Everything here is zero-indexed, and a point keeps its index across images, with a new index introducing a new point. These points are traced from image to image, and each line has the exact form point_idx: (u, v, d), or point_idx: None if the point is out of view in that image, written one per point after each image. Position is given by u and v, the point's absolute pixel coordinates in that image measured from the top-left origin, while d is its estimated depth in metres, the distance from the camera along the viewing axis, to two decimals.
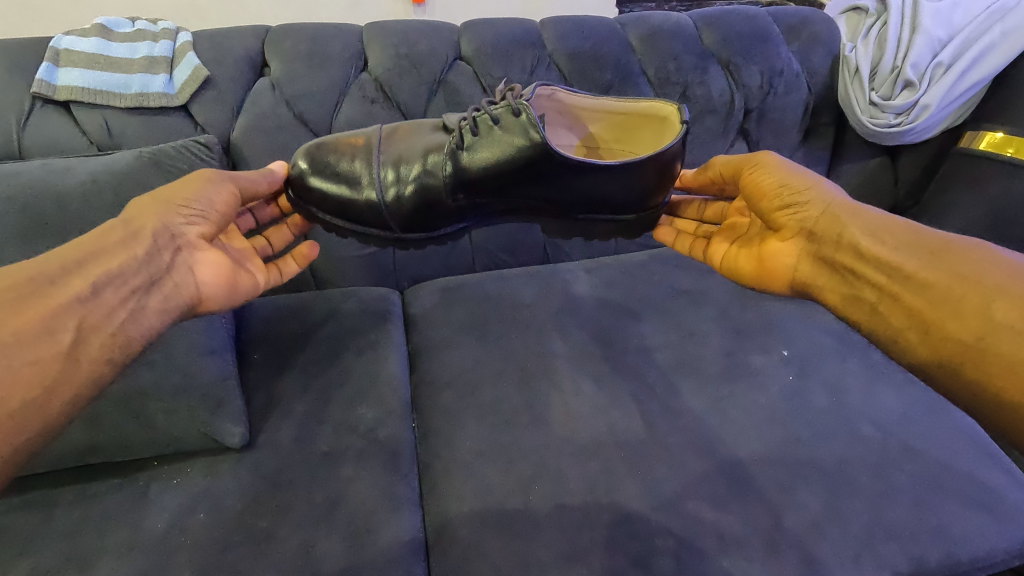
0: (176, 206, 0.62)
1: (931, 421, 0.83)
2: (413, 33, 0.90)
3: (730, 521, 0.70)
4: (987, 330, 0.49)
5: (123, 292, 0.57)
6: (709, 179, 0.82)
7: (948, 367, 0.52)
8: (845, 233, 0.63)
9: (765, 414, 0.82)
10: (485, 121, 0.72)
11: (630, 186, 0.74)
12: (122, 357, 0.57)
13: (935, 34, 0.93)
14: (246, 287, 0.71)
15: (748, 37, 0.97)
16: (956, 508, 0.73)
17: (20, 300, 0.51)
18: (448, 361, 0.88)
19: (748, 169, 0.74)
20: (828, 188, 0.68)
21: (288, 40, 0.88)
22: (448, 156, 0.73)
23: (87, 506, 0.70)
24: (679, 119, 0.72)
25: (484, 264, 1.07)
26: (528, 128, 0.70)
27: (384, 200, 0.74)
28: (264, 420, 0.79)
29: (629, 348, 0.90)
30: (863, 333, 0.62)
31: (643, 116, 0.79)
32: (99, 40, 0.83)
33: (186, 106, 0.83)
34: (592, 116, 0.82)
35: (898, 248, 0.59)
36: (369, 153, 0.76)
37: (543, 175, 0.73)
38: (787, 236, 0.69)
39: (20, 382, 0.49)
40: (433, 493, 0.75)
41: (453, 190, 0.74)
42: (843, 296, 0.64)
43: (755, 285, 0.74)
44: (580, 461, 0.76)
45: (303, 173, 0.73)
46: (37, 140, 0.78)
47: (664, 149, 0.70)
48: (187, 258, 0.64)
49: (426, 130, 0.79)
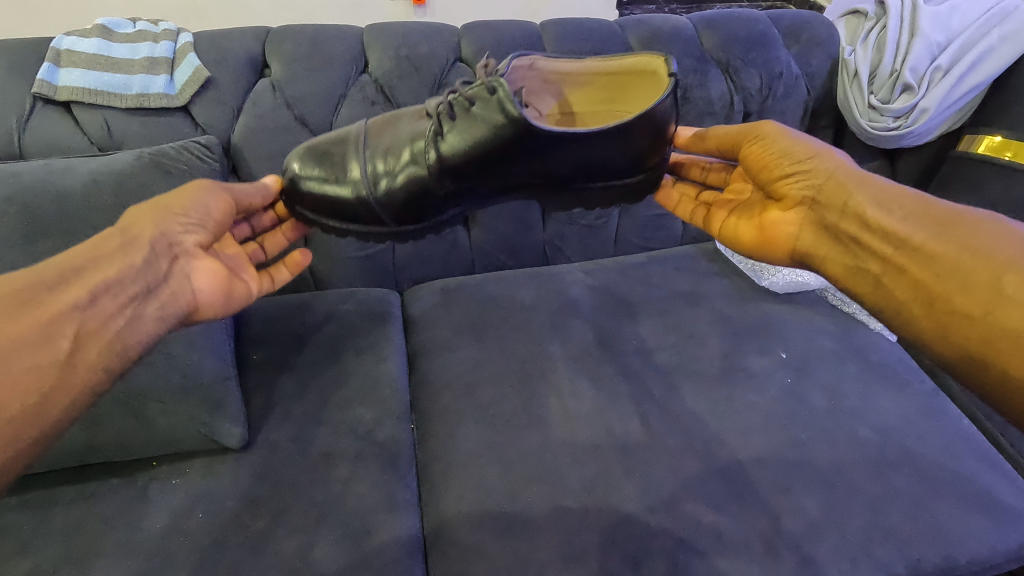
0: (172, 214, 0.62)
1: (929, 423, 0.83)
2: (414, 35, 0.91)
3: (727, 523, 0.71)
4: (995, 303, 0.49)
5: (122, 299, 0.57)
6: (704, 150, 0.80)
7: (951, 341, 0.52)
8: (850, 201, 0.63)
9: (763, 416, 0.82)
10: (462, 104, 0.69)
11: (623, 153, 0.71)
12: (119, 365, 0.57)
13: (933, 38, 0.93)
14: (242, 294, 0.71)
15: (748, 40, 0.97)
16: (953, 511, 0.73)
17: (18, 309, 0.51)
18: (447, 362, 0.88)
19: (748, 141, 0.73)
20: (833, 156, 0.67)
21: (289, 41, 0.88)
22: (431, 142, 0.71)
23: (86, 506, 0.70)
24: (667, 71, 0.70)
25: (483, 265, 1.07)
26: (504, 104, 0.66)
27: (375, 195, 0.72)
28: (263, 420, 0.79)
29: (628, 350, 0.90)
30: (864, 304, 0.62)
31: (630, 74, 0.76)
32: (100, 41, 0.83)
33: (186, 107, 0.83)
34: (573, 81, 0.78)
35: (906, 219, 0.58)
36: (355, 146, 0.74)
37: (532, 151, 0.69)
38: (789, 206, 0.69)
39: (20, 386, 0.49)
40: (432, 494, 0.75)
41: (440, 176, 0.71)
42: (846, 268, 0.63)
43: (756, 255, 0.74)
44: (578, 462, 0.76)
45: (295, 176, 0.73)
46: (37, 140, 0.79)
47: (652, 110, 0.67)
48: (184, 266, 0.64)
49: (410, 117, 0.76)
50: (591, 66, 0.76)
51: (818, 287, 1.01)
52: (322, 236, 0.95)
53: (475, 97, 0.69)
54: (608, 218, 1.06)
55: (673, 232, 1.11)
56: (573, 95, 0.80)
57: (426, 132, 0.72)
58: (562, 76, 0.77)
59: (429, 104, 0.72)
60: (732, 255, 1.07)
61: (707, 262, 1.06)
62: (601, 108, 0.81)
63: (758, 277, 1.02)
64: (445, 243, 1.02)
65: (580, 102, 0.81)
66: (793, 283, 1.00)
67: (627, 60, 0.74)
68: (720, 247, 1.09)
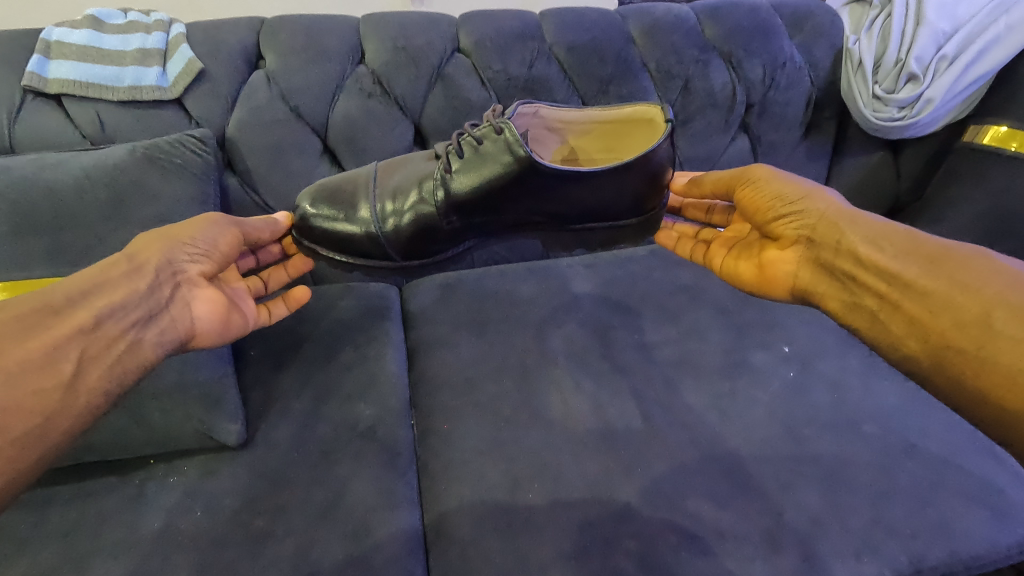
0: (180, 243, 0.64)
1: (931, 417, 0.83)
2: (411, 25, 0.89)
3: (730, 519, 0.70)
4: (986, 338, 0.51)
5: (124, 324, 0.58)
6: (701, 193, 0.84)
7: (950, 375, 0.53)
8: (844, 239, 0.65)
9: (766, 411, 0.81)
10: (471, 143, 0.76)
11: (621, 195, 0.78)
12: (119, 388, 0.57)
13: (940, 27, 0.92)
14: (238, 326, 0.70)
15: (752, 29, 0.96)
16: (957, 506, 0.73)
17: (26, 329, 0.52)
18: (446, 358, 0.88)
19: (742, 185, 0.76)
20: (822, 196, 0.70)
21: (284, 32, 0.86)
22: (440, 181, 0.77)
23: (83, 506, 0.69)
24: (663, 118, 0.76)
25: (482, 260, 1.06)
26: (512, 146, 0.73)
27: (383, 231, 0.78)
28: (261, 417, 0.79)
29: (629, 344, 0.90)
30: (865, 340, 0.63)
31: (627, 122, 0.82)
32: (91, 32, 0.81)
33: (180, 100, 0.81)
34: (575, 128, 0.85)
35: (896, 255, 0.61)
36: (365, 187, 0.80)
37: (534, 189, 0.76)
38: (786, 245, 0.71)
39: (22, 410, 0.49)
40: (431, 491, 0.74)
41: (446, 212, 0.77)
42: (843, 303, 0.65)
43: (757, 293, 0.76)
44: (579, 458, 0.75)
45: (306, 214, 0.77)
46: (29, 135, 0.77)
47: (651, 152, 0.74)
48: (186, 294, 0.64)
49: (418, 160, 0.82)
50: (592, 115, 0.82)
51: None
52: None
53: (483, 138, 0.76)
54: None
55: None
56: (577, 140, 0.87)
57: (435, 172, 0.78)
58: (565, 124, 0.83)
59: (438, 145, 0.78)
60: None
61: None
62: (603, 152, 0.88)
63: None
64: None
65: (583, 146, 0.88)
66: None
67: (625, 111, 0.80)
68: None
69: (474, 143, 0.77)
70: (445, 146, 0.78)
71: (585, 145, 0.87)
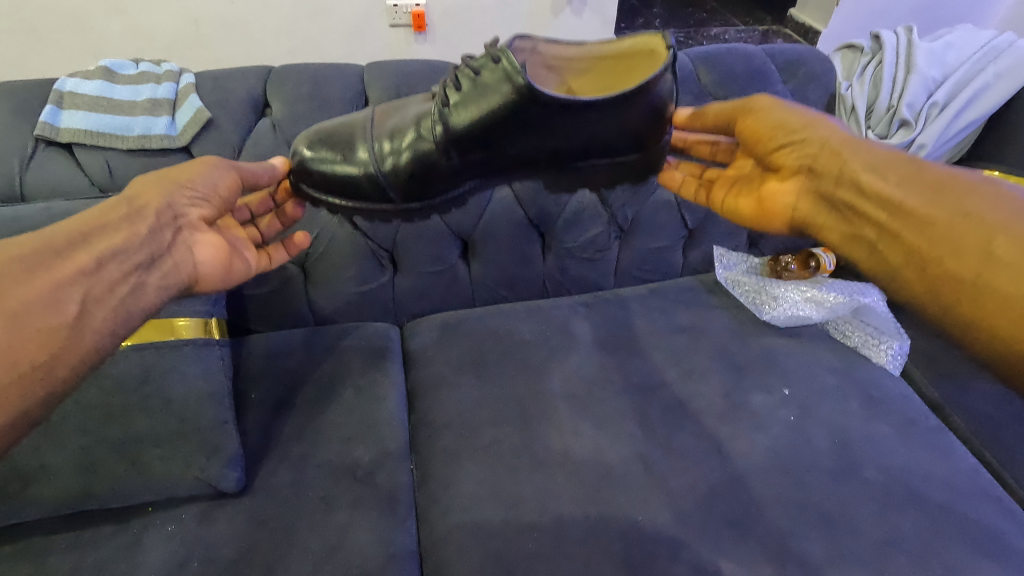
0: (179, 186, 0.63)
1: (934, 462, 0.82)
2: (413, 74, 0.91)
3: (734, 570, 0.69)
4: (983, 266, 0.49)
5: (126, 267, 0.57)
6: (703, 126, 0.79)
7: (942, 304, 0.53)
8: (846, 169, 0.63)
9: (767, 456, 0.81)
10: (467, 74, 0.69)
11: (620, 130, 0.71)
12: (124, 331, 0.56)
13: (929, 75, 0.95)
14: (240, 271, 0.72)
15: (746, 76, 0.97)
16: (961, 555, 0.72)
17: (28, 271, 0.51)
18: (446, 401, 0.88)
19: (743, 115, 0.74)
20: (826, 125, 0.67)
21: (290, 81, 0.89)
22: (438, 116, 0.70)
23: (79, 556, 0.68)
24: (666, 44, 0.70)
25: (483, 298, 1.06)
26: (510, 73, 0.66)
27: (383, 171, 0.72)
28: (261, 464, 0.78)
29: (629, 386, 0.90)
30: (862, 270, 0.62)
31: (626, 56, 0.77)
32: (103, 82, 0.83)
33: (187, 147, 0.83)
34: (574, 67, 0.80)
35: (899, 184, 0.59)
36: (365, 127, 0.74)
37: (530, 122, 0.69)
38: (788, 175, 0.69)
39: (23, 347, 0.48)
40: (431, 539, 0.73)
41: (445, 148, 0.70)
42: (843, 235, 0.64)
43: (757, 227, 0.75)
44: (579, 506, 0.75)
45: (304, 158, 0.72)
46: (38, 182, 0.79)
47: (649, 85, 0.68)
48: (188, 238, 0.64)
49: (416, 102, 0.77)
50: (591, 50, 0.78)
51: (820, 321, 1.00)
52: (321, 274, 0.94)
53: (479, 69, 0.69)
54: (608, 251, 1.04)
55: (674, 264, 1.10)
56: (576, 81, 0.82)
57: (433, 108, 0.71)
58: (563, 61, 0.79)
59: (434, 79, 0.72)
60: (732, 287, 1.06)
61: (709, 294, 1.06)
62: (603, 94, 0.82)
63: (760, 311, 1.01)
64: (444, 278, 1.00)
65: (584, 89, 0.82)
66: (795, 318, 0.99)
67: (625, 42, 0.76)
68: (720, 279, 1.08)
69: (471, 75, 0.70)
70: (441, 80, 0.72)
71: (585, 87, 0.82)
